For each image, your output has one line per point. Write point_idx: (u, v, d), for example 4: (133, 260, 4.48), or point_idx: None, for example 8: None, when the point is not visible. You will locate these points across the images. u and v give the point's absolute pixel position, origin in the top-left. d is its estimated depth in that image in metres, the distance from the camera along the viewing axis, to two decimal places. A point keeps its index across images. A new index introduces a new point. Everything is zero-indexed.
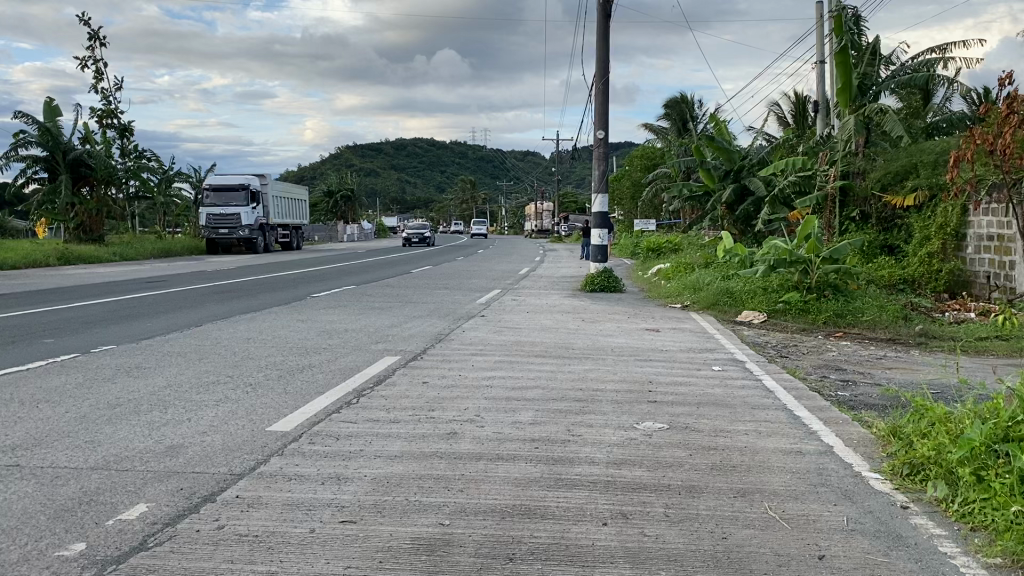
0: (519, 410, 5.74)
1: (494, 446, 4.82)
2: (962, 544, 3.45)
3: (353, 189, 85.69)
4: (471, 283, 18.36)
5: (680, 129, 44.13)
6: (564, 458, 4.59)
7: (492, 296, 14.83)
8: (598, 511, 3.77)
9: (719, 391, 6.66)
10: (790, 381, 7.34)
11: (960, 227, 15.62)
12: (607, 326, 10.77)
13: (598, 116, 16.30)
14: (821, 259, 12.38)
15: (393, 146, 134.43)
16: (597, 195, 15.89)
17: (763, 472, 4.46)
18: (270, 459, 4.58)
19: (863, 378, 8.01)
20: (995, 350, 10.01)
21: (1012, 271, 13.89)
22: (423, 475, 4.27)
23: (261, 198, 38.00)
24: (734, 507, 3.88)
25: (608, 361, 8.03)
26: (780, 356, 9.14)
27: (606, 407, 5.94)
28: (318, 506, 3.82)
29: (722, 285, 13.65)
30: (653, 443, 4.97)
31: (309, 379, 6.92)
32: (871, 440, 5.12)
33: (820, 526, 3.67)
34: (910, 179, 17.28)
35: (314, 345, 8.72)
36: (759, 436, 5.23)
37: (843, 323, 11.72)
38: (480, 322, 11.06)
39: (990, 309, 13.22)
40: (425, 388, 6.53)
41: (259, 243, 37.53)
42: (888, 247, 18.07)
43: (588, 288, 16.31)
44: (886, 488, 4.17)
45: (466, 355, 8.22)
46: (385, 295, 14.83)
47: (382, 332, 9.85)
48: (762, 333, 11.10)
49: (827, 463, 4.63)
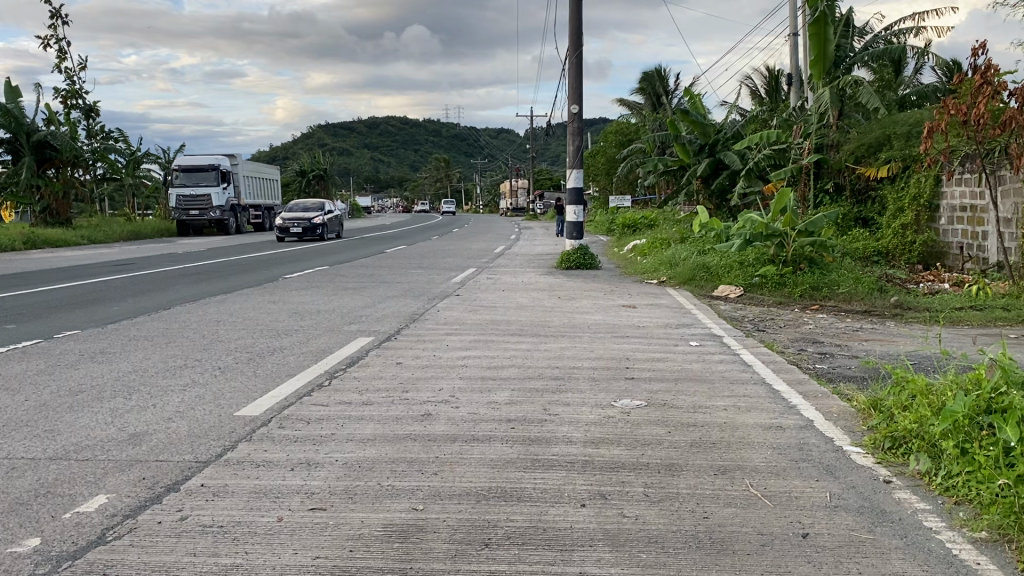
0: (494, 390, 5.62)
1: (470, 427, 4.70)
2: (946, 518, 3.37)
3: (325, 168, 84.97)
4: (446, 262, 18.18)
5: (654, 104, 44.05)
6: (541, 438, 4.48)
7: (467, 275, 14.68)
8: (577, 493, 3.66)
9: (698, 366, 6.59)
10: (768, 355, 7.29)
11: (933, 198, 15.65)
12: (583, 303, 10.67)
13: (571, 91, 16.11)
14: (797, 232, 12.34)
15: (366, 125, 133.30)
16: (571, 171, 15.77)
17: (742, 448, 4.38)
18: (238, 445, 4.43)
19: (840, 351, 7.98)
20: (971, 321, 10.05)
21: (984, 241, 13.87)
22: (396, 459, 4.14)
23: (232, 178, 37.44)
24: (716, 486, 3.79)
25: (585, 338, 7.93)
26: (757, 330, 9.10)
27: (583, 385, 5.84)
28: (286, 494, 3.67)
29: (698, 260, 13.59)
30: (631, 421, 4.87)
31: (279, 362, 6.75)
32: (852, 413, 5.06)
33: (803, 502, 3.59)
34: (884, 151, 17.28)
35: (285, 327, 8.54)
36: (738, 412, 5.15)
37: (819, 296, 11.73)
38: (455, 300, 10.93)
39: (965, 280, 13.29)
40: (400, 369, 6.39)
41: (230, 224, 37.03)
42: (862, 220, 18.10)
43: (564, 265, 16.20)
44: (868, 462, 4.10)
45: (441, 334, 8.08)
46: (358, 275, 14.64)
47: (355, 312, 9.68)
48: (739, 307, 11.06)
49: (807, 438, 4.56)
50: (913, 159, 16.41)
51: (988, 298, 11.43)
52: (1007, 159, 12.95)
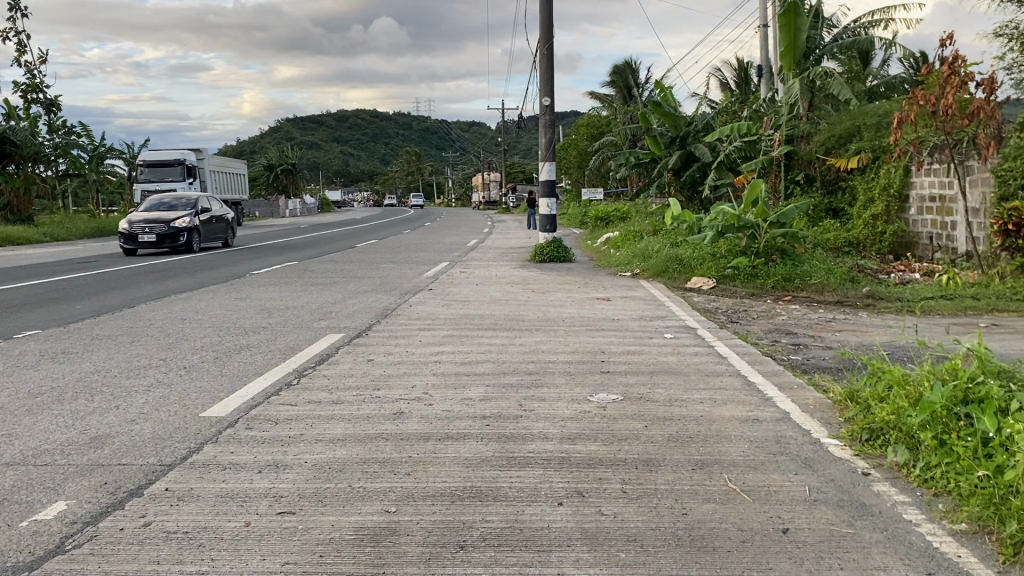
0: (468, 386, 5.53)
1: (443, 425, 4.61)
2: (926, 510, 3.34)
3: (294, 162, 84.24)
4: (417, 256, 18.03)
5: (625, 97, 44.11)
6: (516, 435, 4.40)
7: (440, 269, 14.56)
8: (553, 491, 3.58)
9: (673, 359, 6.55)
10: (743, 347, 7.26)
11: (903, 188, 15.78)
12: (557, 297, 10.60)
13: (542, 83, 16.01)
14: (769, 223, 12.35)
15: (336, 119, 132.30)
16: (543, 163, 15.70)
17: (720, 442, 4.33)
18: (204, 447, 4.30)
19: (814, 341, 7.99)
20: (941, 310, 10.13)
21: (954, 231, 13.98)
22: (368, 459, 4.04)
23: (199, 173, 36.92)
24: (694, 481, 3.73)
25: (560, 332, 7.85)
26: (730, 322, 9.09)
27: (559, 379, 5.77)
28: (254, 497, 3.56)
29: (671, 252, 13.57)
30: (607, 416, 4.80)
31: (247, 360, 6.61)
32: (829, 404, 5.03)
33: (782, 497, 3.54)
34: (854, 141, 17.39)
35: (254, 325, 8.38)
36: (714, 405, 5.11)
37: (791, 287, 11.77)
38: (427, 295, 10.81)
39: (935, 269, 13.41)
40: (371, 366, 6.28)
41: (197, 220, 36.51)
42: (833, 211, 18.20)
43: (537, 259, 16.12)
44: (846, 454, 4.07)
45: (413, 330, 7.97)
46: (329, 271, 14.46)
47: (325, 308, 9.53)
48: (713, 299, 11.06)
49: (785, 430, 4.52)
50: (882, 150, 16.53)
51: (959, 287, 11.54)
52: (975, 149, 13.07)
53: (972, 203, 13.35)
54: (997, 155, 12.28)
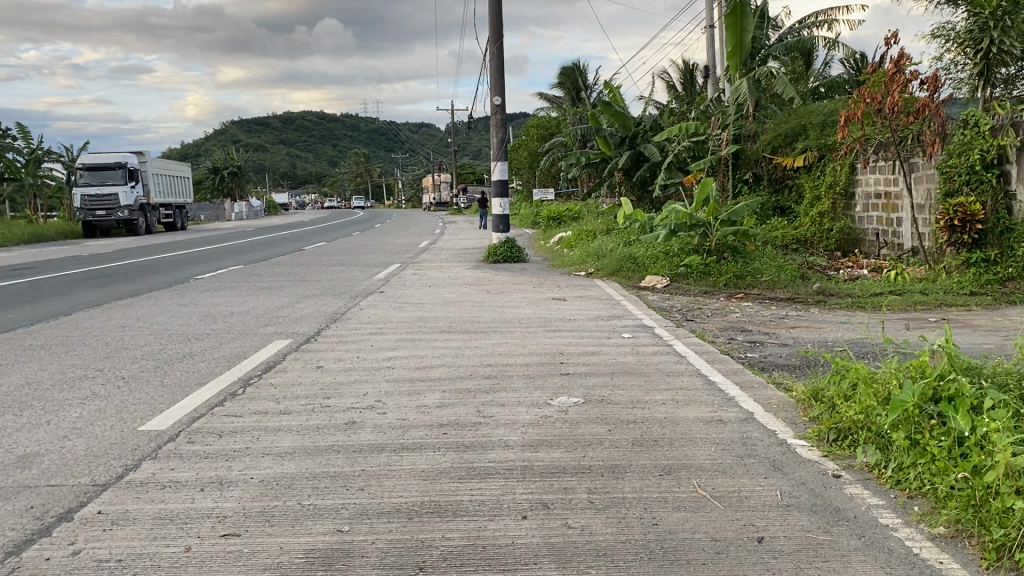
0: (423, 392, 5.31)
1: (398, 435, 4.40)
2: (902, 513, 3.26)
3: (240, 165, 82.79)
4: (367, 259, 17.69)
5: (573, 98, 44.22)
6: (475, 444, 4.20)
7: (391, 271, 14.27)
8: (517, 503, 3.39)
9: (632, 359, 6.41)
10: (701, 345, 7.15)
11: (848, 185, 15.97)
12: (512, 297, 10.42)
13: (493, 83, 15.83)
14: (720, 221, 12.32)
15: (282, 121, 130.51)
16: (495, 163, 15.54)
17: (685, 445, 4.18)
18: (141, 464, 4.01)
19: (770, 339, 7.94)
20: (891, 305, 10.22)
21: (899, 227, 14.16)
22: (318, 474, 3.80)
23: (140, 176, 35.93)
24: (662, 488, 3.58)
25: (516, 333, 7.67)
26: (686, 320, 9.01)
27: (517, 383, 5.58)
28: (196, 518, 3.31)
29: (624, 251, 13.49)
30: (568, 421, 4.63)
31: (189, 369, 6.29)
32: (792, 404, 4.93)
33: (754, 503, 3.40)
34: (801, 140, 17.57)
35: (198, 331, 8.03)
36: (677, 406, 4.98)
37: (744, 285, 11.78)
38: (378, 298, 10.54)
39: (882, 265, 13.57)
40: (322, 373, 6.01)
41: (140, 224, 35.57)
42: (781, 209, 18.38)
43: (490, 260, 15.92)
44: (815, 455, 3.97)
45: (365, 334, 7.71)
46: (277, 274, 14.08)
47: (273, 313, 9.20)
48: (667, 297, 10.98)
49: (750, 432, 4.40)
50: (828, 148, 16.70)
51: (907, 283, 11.69)
52: (920, 146, 13.24)
53: (917, 200, 13.55)
54: (941, 152, 12.42)
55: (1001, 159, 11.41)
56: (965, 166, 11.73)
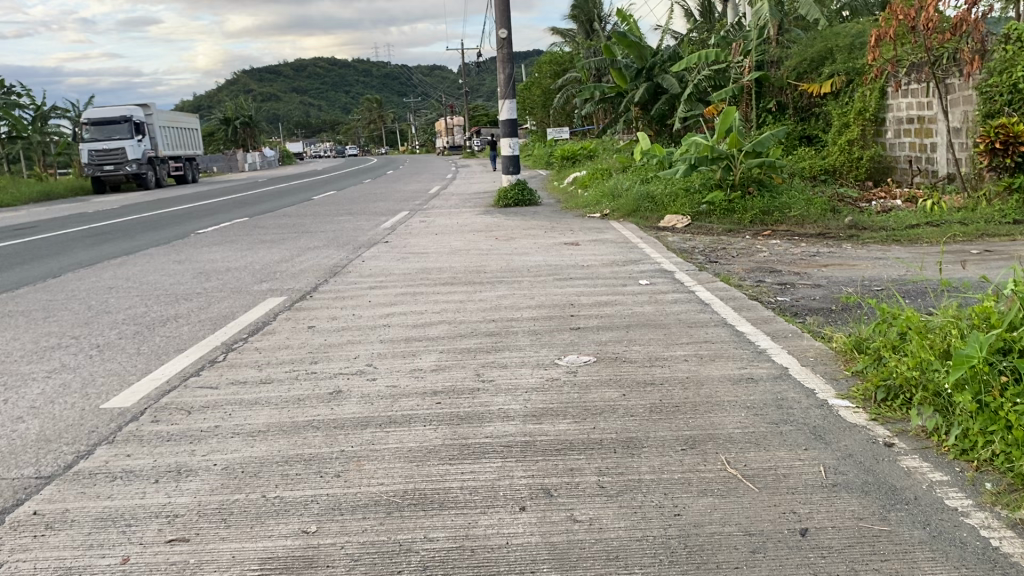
0: (420, 353, 4.82)
1: (387, 406, 3.91)
2: (972, 493, 2.74)
3: (251, 115, 81.96)
4: (375, 207, 17.11)
5: (587, 32, 42.88)
6: (472, 415, 3.71)
7: (398, 219, 13.70)
8: (513, 492, 2.90)
9: (650, 309, 5.86)
10: (726, 291, 6.56)
11: (878, 111, 15.16)
12: (522, 244, 9.85)
13: (498, 15, 15.01)
14: (743, 153, 11.59)
15: (293, 69, 128.98)
16: (503, 101, 14.85)
17: (710, 410, 3.67)
18: (95, 451, 3.55)
19: (800, 280, 7.35)
20: (929, 239, 9.58)
21: (933, 153, 13.39)
22: (291, 459, 3.32)
23: (148, 129, 35.35)
24: (684, 467, 3.07)
25: (524, 283, 7.13)
26: (709, 262, 8.42)
27: (524, 341, 5.06)
28: (142, 519, 2.86)
29: (642, 189, 12.78)
30: (578, 384, 4.13)
31: (170, 334, 5.83)
32: (831, 356, 4.39)
33: (793, 483, 2.89)
34: (826, 65, 16.67)
35: (187, 291, 7.57)
36: (699, 362, 4.46)
37: (770, 221, 11.15)
38: (383, 248, 10.02)
39: (916, 195, 12.85)
40: (311, 334, 5.52)
41: (149, 178, 35.10)
42: (807, 138, 17.59)
43: (501, 203, 15.31)
44: (862, 420, 3.45)
45: (362, 289, 7.19)
46: (281, 226, 13.57)
47: (270, 269, 8.70)
48: (687, 238, 10.35)
49: (785, 392, 3.87)
50: (856, 72, 15.83)
51: (944, 213, 11.00)
52: (956, 65, 12.40)
53: (952, 123, 12.73)
54: (979, 71, 11.57)
55: None
56: (1007, 85, 10.93)
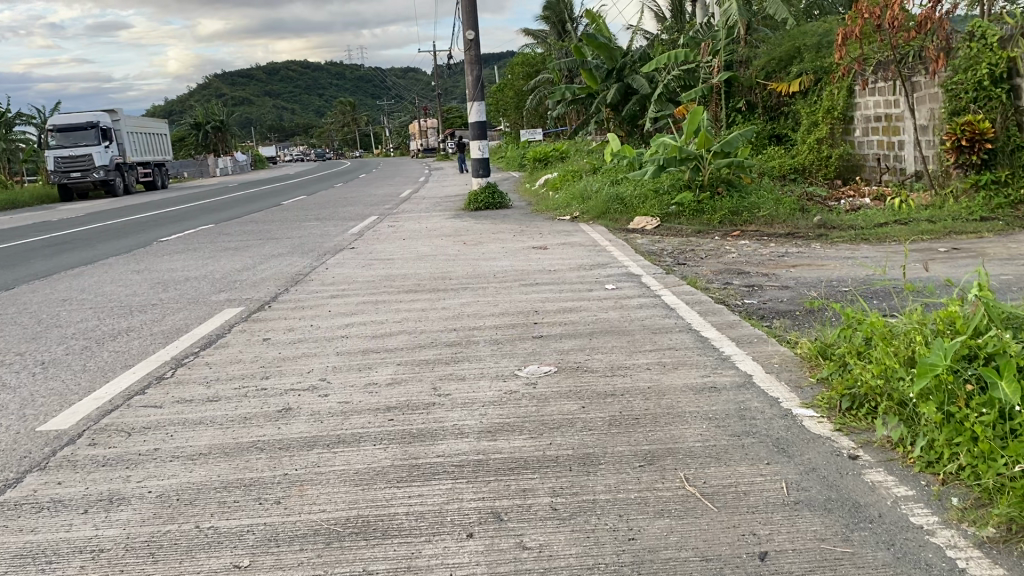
0: (376, 367, 4.65)
1: (336, 423, 3.75)
2: (938, 509, 2.63)
3: (222, 119, 81.15)
4: (344, 211, 16.88)
5: (559, 33, 42.83)
6: (424, 433, 3.55)
7: (365, 224, 13.50)
8: (461, 517, 2.75)
9: (615, 315, 5.73)
10: (692, 294, 6.45)
11: (846, 110, 15.18)
12: (490, 248, 9.70)
13: (465, 17, 14.86)
14: (712, 153, 11.52)
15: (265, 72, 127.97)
16: (472, 103, 14.72)
17: (671, 422, 3.54)
18: (24, 479, 3.36)
19: (768, 281, 7.27)
20: (897, 237, 9.56)
21: (900, 151, 13.40)
22: (230, 484, 3.16)
23: (115, 136, 34.84)
24: (641, 485, 2.93)
25: (489, 290, 6.97)
26: (678, 264, 8.33)
27: (484, 351, 4.91)
28: (65, 555, 2.68)
29: (612, 190, 12.67)
30: (537, 396, 3.99)
31: (120, 348, 5.62)
32: (796, 362, 4.28)
33: (753, 501, 2.76)
34: (795, 64, 16.72)
35: (142, 303, 7.34)
36: (663, 371, 4.33)
37: (740, 222, 11.09)
38: (348, 255, 9.82)
39: (884, 193, 12.85)
40: (266, 347, 5.33)
41: (117, 184, 34.55)
42: (776, 137, 17.61)
43: (471, 207, 15.15)
44: (827, 431, 3.34)
45: (323, 298, 7.01)
46: (246, 233, 13.33)
47: (230, 278, 8.49)
48: (657, 240, 10.26)
49: (748, 401, 3.75)
50: (824, 71, 15.85)
51: (912, 211, 11.02)
52: (922, 63, 12.43)
53: (919, 121, 12.75)
54: (945, 69, 11.59)
55: (1011, 72, 10.68)
56: (973, 82, 10.92)
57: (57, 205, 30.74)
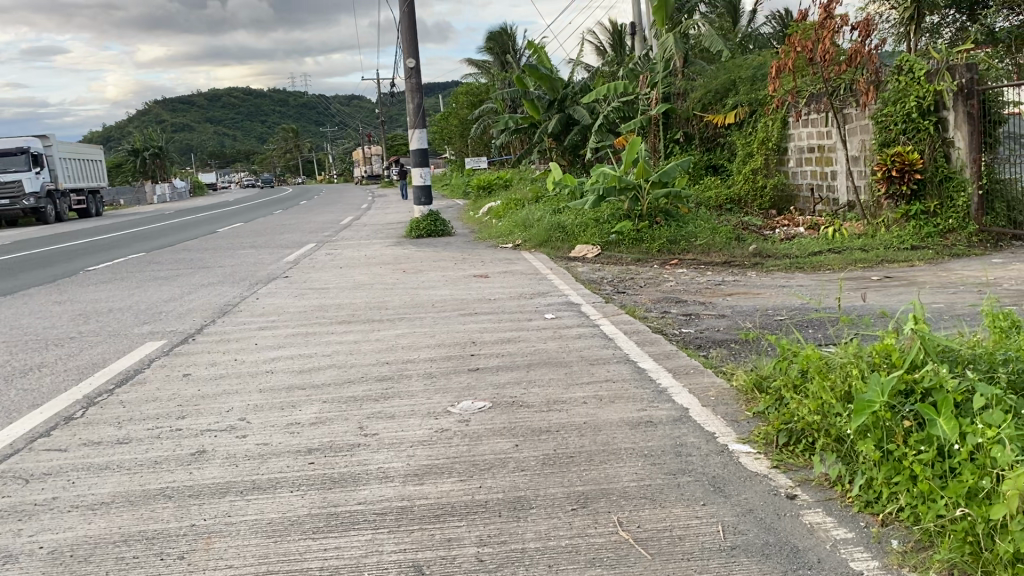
0: (300, 405, 4.43)
1: (253, 467, 3.53)
2: (878, 553, 2.53)
3: (161, 146, 79.59)
4: (281, 239, 16.52)
5: (503, 63, 43.15)
6: (346, 477, 3.35)
7: (303, 253, 13.21)
8: (380, 571, 2.56)
9: (553, 346, 5.59)
10: (630, 324, 6.36)
11: (781, 141, 15.46)
12: (428, 277, 9.52)
13: (405, 44, 14.76)
14: (651, 183, 11.58)
15: (206, 99, 126.28)
16: (413, 131, 14.60)
17: (606, 461, 3.40)
18: None
19: (706, 310, 7.23)
20: (832, 266, 9.68)
21: (834, 181, 13.65)
22: (131, 537, 2.91)
23: (46, 161, 33.83)
24: (573, 531, 2.78)
25: (425, 320, 6.79)
26: (617, 293, 8.26)
27: (416, 386, 4.72)
28: None
29: (553, 219, 12.59)
30: (469, 434, 3.81)
31: (29, 386, 5.27)
32: (732, 395, 4.18)
33: (688, 547, 2.63)
34: (731, 96, 16.99)
35: (59, 336, 6.96)
36: (599, 405, 4.19)
37: (678, 250, 11.13)
38: (282, 285, 9.54)
39: (819, 223, 13.07)
40: (186, 385, 5.05)
41: (48, 212, 33.44)
42: (713, 167, 17.88)
43: (412, 235, 14.95)
44: (764, 468, 3.25)
45: (252, 331, 6.74)
46: (178, 262, 12.91)
47: (156, 309, 8.14)
48: (597, 268, 10.21)
49: (684, 437, 3.65)
50: (759, 103, 16.13)
51: (846, 240, 11.22)
52: (853, 95, 12.72)
53: (851, 152, 13.00)
54: (875, 101, 11.86)
55: (938, 104, 10.90)
56: (902, 114, 11.17)
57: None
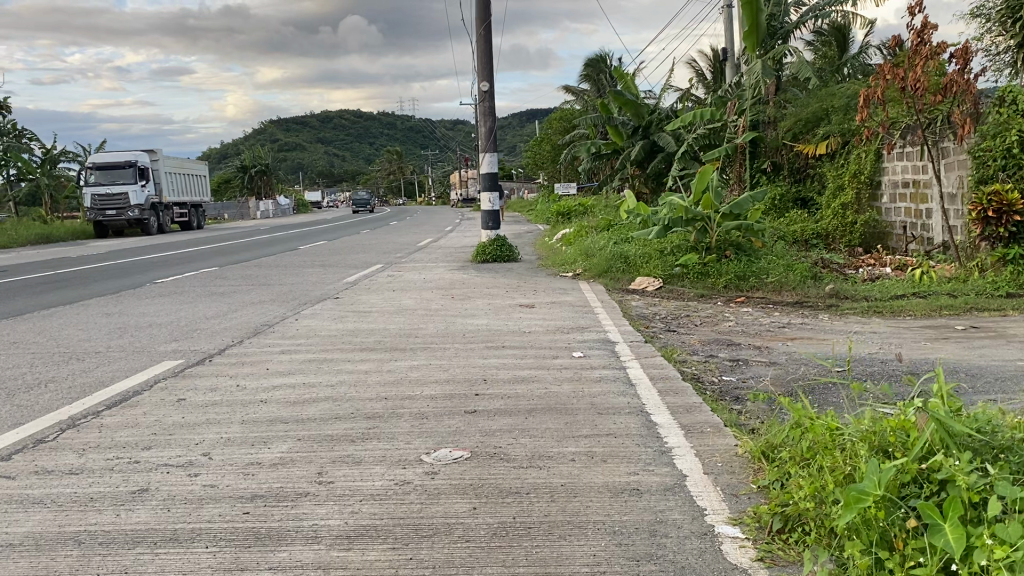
0: (272, 442, 4.12)
1: (183, 514, 3.22)
2: None
3: (267, 163, 82.47)
4: (352, 259, 16.56)
5: (599, 89, 42.93)
6: (273, 535, 3.00)
7: (364, 273, 13.11)
8: None
9: (567, 389, 5.14)
10: (661, 368, 5.84)
11: (874, 173, 14.53)
12: (475, 304, 9.19)
13: (481, 67, 14.59)
14: (721, 215, 10.98)
15: (315, 119, 130.60)
16: (484, 154, 14.37)
17: (565, 537, 2.94)
18: None
19: (756, 355, 6.65)
20: (913, 310, 8.88)
21: (929, 220, 12.68)
22: None
23: (152, 175, 35.35)
24: None
25: (447, 352, 6.44)
26: (666, 331, 7.74)
27: (401, 428, 4.34)
28: None
29: (617, 248, 12.07)
30: (429, 490, 3.42)
31: (26, 402, 5.15)
32: (740, 464, 3.64)
33: None
34: (823, 125, 16.17)
35: (87, 350, 6.92)
36: (587, 464, 3.72)
37: (746, 287, 10.46)
38: (327, 306, 9.37)
39: (907, 263, 12.16)
40: (173, 411, 4.83)
41: (150, 223, 34.85)
42: (802, 200, 16.99)
43: (478, 259, 14.68)
44: (746, 560, 2.73)
45: (271, 354, 6.53)
46: (241, 278, 12.99)
47: (193, 326, 8.06)
48: (653, 302, 9.67)
49: (667, 512, 3.15)
50: (851, 133, 15.20)
51: (933, 283, 10.33)
52: (950, 128, 11.83)
53: (948, 188, 12.06)
54: (973, 134, 11.02)
55: None
56: (1002, 149, 10.27)
57: (87, 241, 31.01)
